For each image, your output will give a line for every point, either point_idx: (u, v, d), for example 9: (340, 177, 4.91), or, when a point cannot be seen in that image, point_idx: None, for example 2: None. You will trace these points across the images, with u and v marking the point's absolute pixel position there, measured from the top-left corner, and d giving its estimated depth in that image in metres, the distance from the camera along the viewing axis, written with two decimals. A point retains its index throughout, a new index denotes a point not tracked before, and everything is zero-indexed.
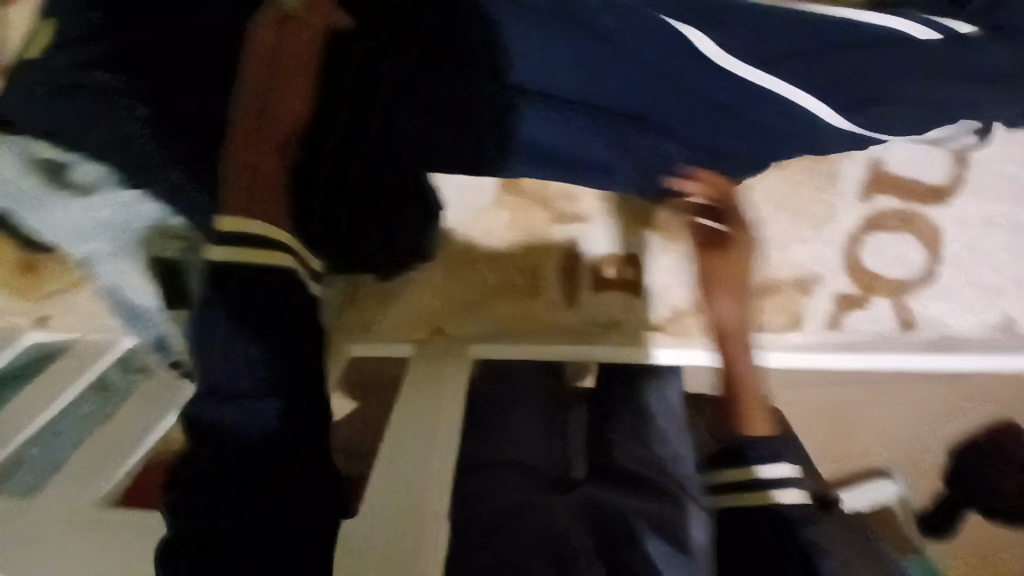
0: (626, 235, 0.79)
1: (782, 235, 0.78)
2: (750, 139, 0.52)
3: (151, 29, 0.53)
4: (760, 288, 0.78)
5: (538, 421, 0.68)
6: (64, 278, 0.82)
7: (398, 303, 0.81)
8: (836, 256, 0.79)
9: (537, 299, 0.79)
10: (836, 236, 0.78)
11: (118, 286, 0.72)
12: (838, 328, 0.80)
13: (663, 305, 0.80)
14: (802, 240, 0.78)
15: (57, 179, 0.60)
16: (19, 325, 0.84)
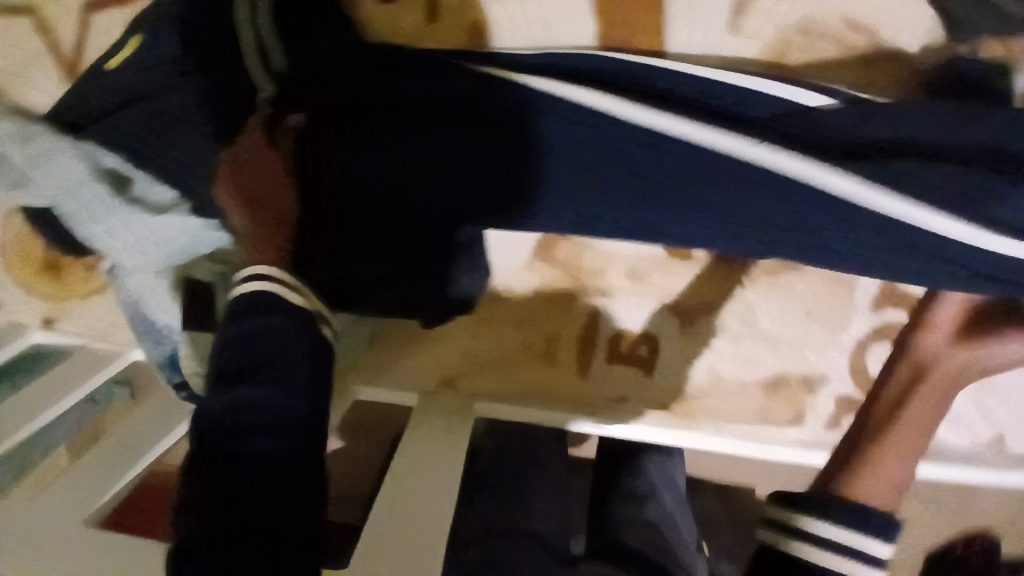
0: (645, 312, 0.76)
1: (795, 337, 0.76)
2: (809, 210, 0.54)
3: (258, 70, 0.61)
4: (765, 383, 0.78)
5: (548, 496, 0.82)
6: (82, 285, 0.82)
7: (413, 352, 0.80)
8: (844, 363, 0.77)
9: (551, 367, 0.79)
10: (845, 343, 0.76)
11: (140, 298, 0.72)
12: (837, 428, 0.79)
13: (673, 386, 0.79)
14: (819, 343, 0.76)
15: (123, 190, 0.62)
16: (31, 324, 0.84)
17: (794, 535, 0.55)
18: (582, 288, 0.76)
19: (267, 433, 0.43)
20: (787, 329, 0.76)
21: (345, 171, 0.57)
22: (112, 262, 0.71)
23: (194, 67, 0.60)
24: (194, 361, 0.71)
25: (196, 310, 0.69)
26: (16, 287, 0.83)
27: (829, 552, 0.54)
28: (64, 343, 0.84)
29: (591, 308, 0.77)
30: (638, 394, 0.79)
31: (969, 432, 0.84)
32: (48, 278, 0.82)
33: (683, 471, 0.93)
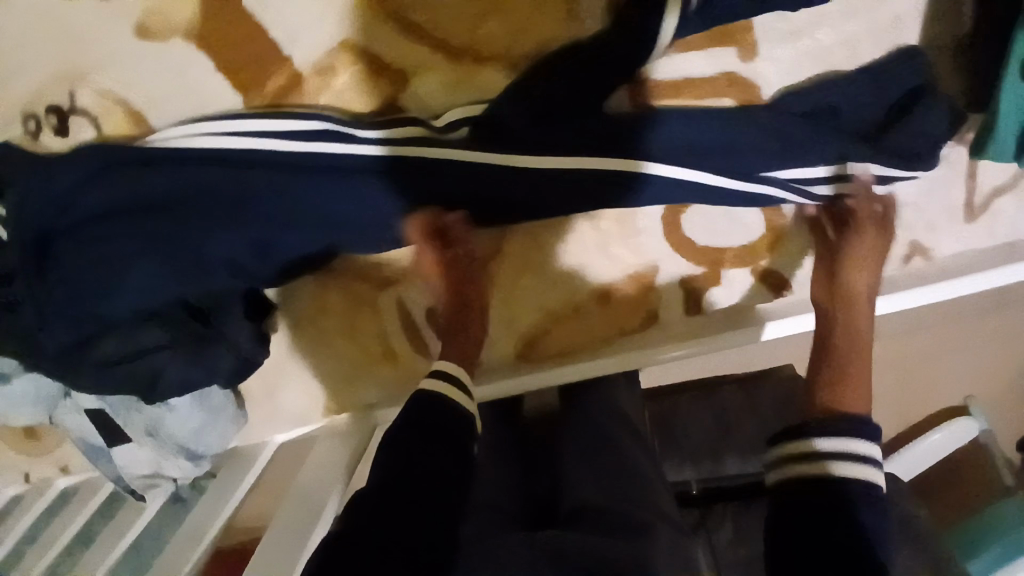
0: None
1: (595, 242, 0.74)
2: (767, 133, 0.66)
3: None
4: (596, 296, 0.77)
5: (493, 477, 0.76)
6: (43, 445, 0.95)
7: (287, 393, 0.86)
8: (660, 245, 0.75)
9: (399, 363, 0.82)
10: (651, 226, 0.74)
11: (81, 432, 0.84)
12: (699, 311, 0.78)
13: (512, 335, 0.80)
14: (619, 238, 0.74)
15: None
16: (49, 476, 0.97)
17: (807, 458, 0.52)
18: (376, 284, 0.78)
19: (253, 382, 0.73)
20: (587, 239, 0.74)
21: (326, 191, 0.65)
22: (47, 416, 0.83)
23: None
24: (129, 465, 0.86)
25: (104, 427, 0.83)
26: (17, 453, 0.96)
27: (842, 465, 0.50)
28: (78, 480, 0.97)
29: (395, 300, 0.78)
30: (485, 354, 0.81)
31: None
32: (23, 444, 0.96)
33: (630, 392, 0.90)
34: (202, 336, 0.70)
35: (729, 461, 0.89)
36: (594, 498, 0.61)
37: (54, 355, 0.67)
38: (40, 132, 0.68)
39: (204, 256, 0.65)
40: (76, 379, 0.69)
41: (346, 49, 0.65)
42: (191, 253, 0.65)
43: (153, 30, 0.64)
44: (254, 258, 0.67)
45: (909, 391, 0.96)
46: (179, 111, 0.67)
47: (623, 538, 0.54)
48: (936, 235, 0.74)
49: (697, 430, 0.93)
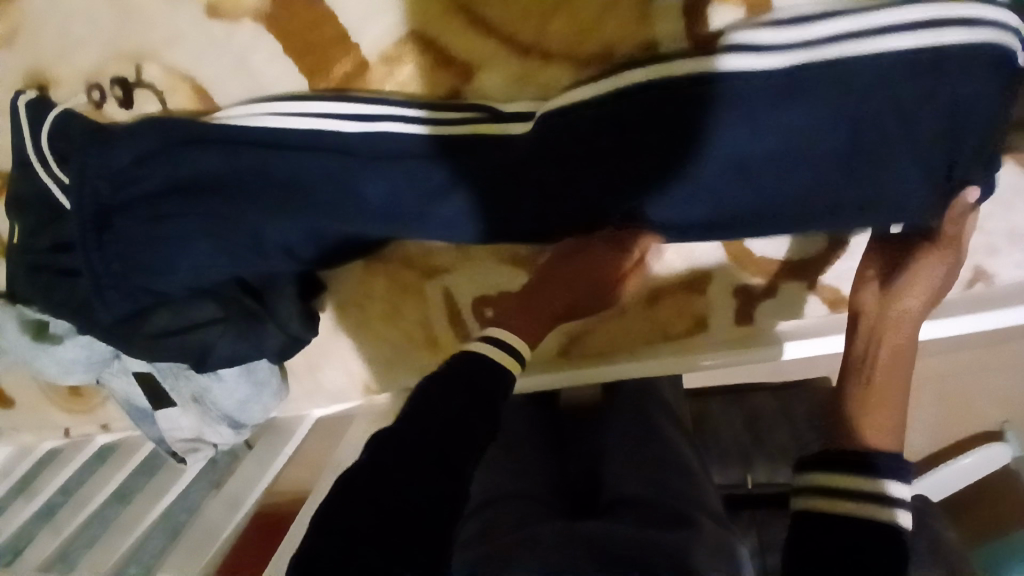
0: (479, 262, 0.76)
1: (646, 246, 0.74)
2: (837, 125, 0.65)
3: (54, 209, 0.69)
4: (642, 300, 0.77)
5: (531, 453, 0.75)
6: (88, 402, 0.99)
7: (328, 370, 0.88)
8: (714, 252, 0.74)
9: (439, 350, 0.83)
10: None
11: (128, 395, 0.87)
12: (748, 321, 0.77)
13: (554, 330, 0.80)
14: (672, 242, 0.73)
15: (43, 335, 0.77)
16: (90, 433, 1.01)
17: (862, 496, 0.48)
18: (421, 274, 0.78)
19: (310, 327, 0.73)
20: None
21: (394, 166, 0.64)
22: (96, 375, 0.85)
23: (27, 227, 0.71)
24: (173, 429, 0.88)
25: (151, 390, 0.85)
26: (62, 408, 0.99)
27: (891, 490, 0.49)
28: (117, 438, 1.00)
29: (441, 290, 0.79)
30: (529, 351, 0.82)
31: None
32: (70, 400, 0.99)
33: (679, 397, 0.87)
34: (253, 312, 0.71)
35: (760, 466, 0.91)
36: (639, 494, 0.62)
37: (110, 324, 0.69)
38: (103, 102, 0.68)
39: (262, 237, 0.66)
40: (130, 346, 0.71)
41: (414, 37, 0.64)
42: (247, 233, 0.65)
43: (221, 9, 0.63)
44: (306, 243, 0.68)
45: (954, 415, 0.95)
46: (242, 88, 0.67)
47: (673, 531, 0.56)
48: (1000, 261, 0.72)
49: (728, 435, 0.95)
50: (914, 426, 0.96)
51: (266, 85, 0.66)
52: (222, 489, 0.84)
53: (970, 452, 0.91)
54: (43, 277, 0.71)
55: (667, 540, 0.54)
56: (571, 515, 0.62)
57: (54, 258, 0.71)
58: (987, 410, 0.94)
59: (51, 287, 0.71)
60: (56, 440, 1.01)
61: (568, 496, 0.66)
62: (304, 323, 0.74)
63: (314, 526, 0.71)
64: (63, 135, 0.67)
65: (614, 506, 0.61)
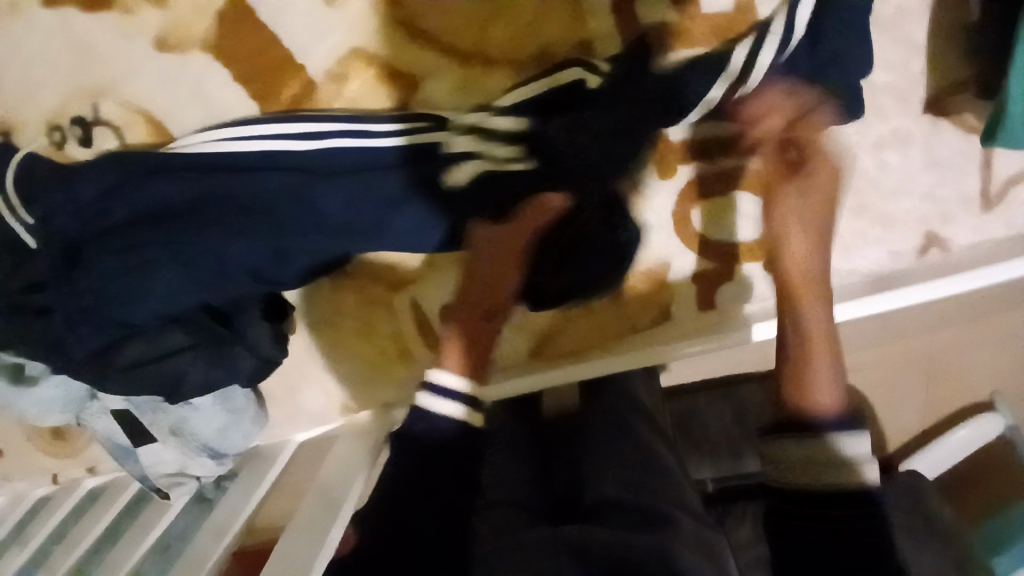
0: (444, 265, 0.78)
1: None
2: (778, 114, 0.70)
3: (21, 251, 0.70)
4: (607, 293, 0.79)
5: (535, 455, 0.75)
6: (73, 446, 0.99)
7: (308, 391, 0.89)
8: (672, 239, 0.77)
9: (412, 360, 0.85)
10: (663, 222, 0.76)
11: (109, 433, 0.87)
12: (711, 305, 0.80)
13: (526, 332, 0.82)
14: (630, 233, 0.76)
15: (21, 378, 0.77)
16: (78, 477, 1.01)
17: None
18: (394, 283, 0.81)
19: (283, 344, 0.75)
20: None
21: (346, 180, 0.65)
22: (76, 416, 0.86)
23: None
24: (156, 464, 0.88)
25: (131, 427, 0.85)
26: (47, 454, 0.99)
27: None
28: (105, 480, 1.00)
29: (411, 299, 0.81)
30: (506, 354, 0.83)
31: (892, 245, 0.75)
32: (55, 446, 0.99)
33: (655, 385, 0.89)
34: (224, 336, 0.72)
35: (750, 459, 0.92)
36: (620, 496, 0.62)
37: (83, 359, 0.68)
38: (65, 142, 0.71)
39: (225, 257, 0.64)
40: (103, 379, 0.71)
41: (359, 56, 0.67)
42: (210, 256, 0.64)
43: (172, 42, 0.66)
44: (269, 263, 0.67)
45: (940, 390, 0.94)
46: (198, 119, 0.69)
47: (652, 533, 0.56)
48: (951, 226, 0.75)
49: (716, 429, 0.95)
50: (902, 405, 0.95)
51: (221, 113, 0.68)
52: (207, 520, 0.83)
53: (965, 425, 0.91)
54: (13, 321, 0.71)
55: (652, 544, 0.54)
56: (554, 521, 0.62)
57: (22, 297, 0.69)
58: (969, 381, 0.94)
59: (18, 328, 0.71)
60: (43, 488, 1.01)
61: (551, 500, 0.66)
62: (275, 342, 0.76)
63: (299, 547, 0.70)
64: (23, 176, 0.69)
65: (597, 511, 0.61)
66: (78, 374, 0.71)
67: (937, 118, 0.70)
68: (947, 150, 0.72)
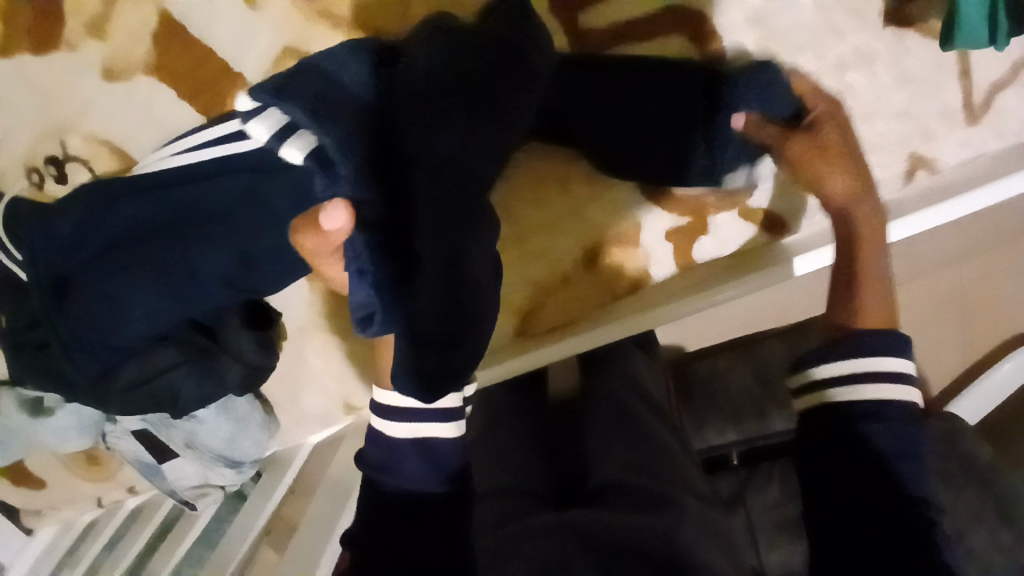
0: None
1: (571, 210, 0.76)
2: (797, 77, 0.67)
3: (14, 290, 0.74)
4: (584, 260, 0.78)
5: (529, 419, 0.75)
6: (109, 470, 1.04)
7: (312, 394, 0.91)
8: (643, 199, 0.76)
9: None
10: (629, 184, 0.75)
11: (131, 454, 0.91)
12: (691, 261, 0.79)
13: (506, 311, 0.82)
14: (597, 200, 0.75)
15: (39, 410, 0.83)
16: (121, 498, 1.07)
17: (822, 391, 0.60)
18: None
19: (261, 351, 0.78)
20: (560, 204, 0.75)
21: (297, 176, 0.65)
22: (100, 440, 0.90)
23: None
24: (180, 478, 0.92)
25: (150, 445, 0.89)
26: (88, 480, 1.05)
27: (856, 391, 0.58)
28: (144, 499, 1.05)
29: None
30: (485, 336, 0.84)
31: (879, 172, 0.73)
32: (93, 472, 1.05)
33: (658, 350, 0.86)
34: (207, 349, 0.75)
35: (774, 417, 0.88)
36: (618, 476, 0.61)
37: (84, 385, 0.72)
38: (44, 182, 0.74)
39: (199, 272, 0.66)
40: (105, 401, 0.75)
41: (292, 56, 0.67)
42: (183, 271, 0.66)
43: (119, 71, 0.69)
44: (241, 270, 0.68)
45: (967, 321, 0.90)
46: (154, 141, 0.71)
47: (649, 514, 0.55)
48: (937, 144, 0.72)
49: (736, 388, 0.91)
50: (929, 343, 0.91)
51: (174, 131, 0.70)
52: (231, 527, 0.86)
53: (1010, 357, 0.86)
54: (20, 358, 0.75)
55: (657, 531, 0.53)
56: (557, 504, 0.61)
57: (26, 332, 0.74)
58: (998, 310, 0.89)
59: (24, 362, 0.75)
60: (92, 511, 1.07)
61: (549, 482, 0.65)
62: (261, 350, 0.78)
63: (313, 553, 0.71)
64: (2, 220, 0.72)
65: (597, 492, 0.60)
66: (83, 400, 0.75)
67: (900, 29, 0.68)
68: (917, 61, 0.69)
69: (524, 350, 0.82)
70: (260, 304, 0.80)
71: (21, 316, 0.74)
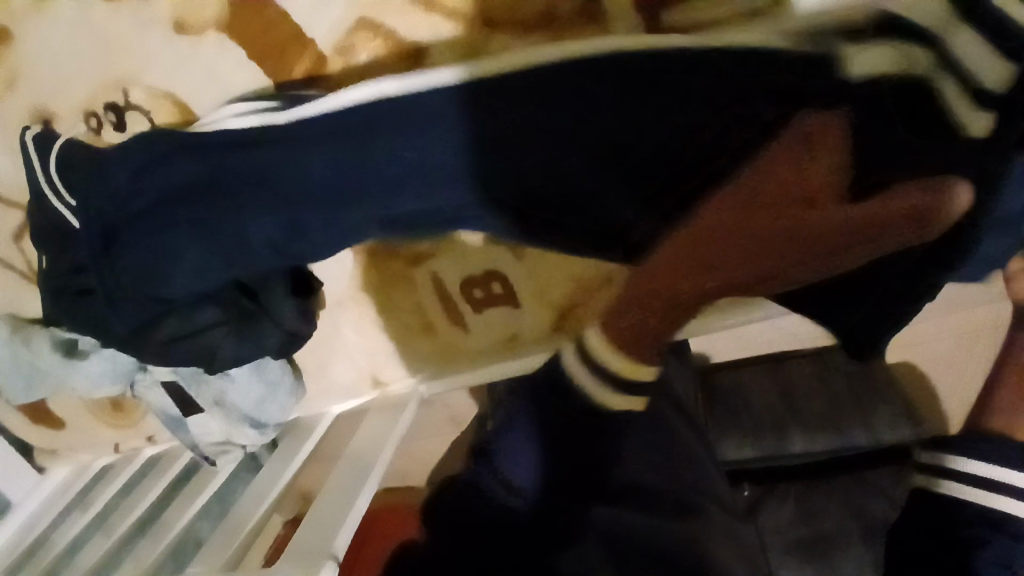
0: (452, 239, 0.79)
1: None
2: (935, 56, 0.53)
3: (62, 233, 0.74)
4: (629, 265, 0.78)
5: None
6: (130, 416, 1.05)
7: (341, 365, 0.91)
8: None
9: (436, 335, 0.87)
10: None
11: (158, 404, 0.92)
12: None
13: (543, 307, 0.82)
14: None
15: (74, 352, 0.83)
16: (138, 446, 1.08)
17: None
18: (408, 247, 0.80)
19: (301, 319, 0.79)
20: None
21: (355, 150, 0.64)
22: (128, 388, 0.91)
23: (45, 252, 0.77)
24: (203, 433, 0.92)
25: (178, 397, 0.90)
26: (109, 425, 1.06)
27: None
28: (161, 450, 1.06)
29: (430, 275, 0.82)
30: (519, 327, 0.84)
31: None
32: (114, 417, 1.06)
33: (689, 359, 0.85)
34: (250, 311, 0.75)
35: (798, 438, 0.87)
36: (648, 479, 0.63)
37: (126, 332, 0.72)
38: (102, 128, 0.74)
39: (247, 237, 0.66)
40: (142, 351, 0.75)
41: (365, 25, 0.66)
42: (238, 232, 0.66)
43: (188, 25, 0.69)
44: (288, 236, 0.67)
45: None
46: (216, 98, 0.71)
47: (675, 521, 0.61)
48: None
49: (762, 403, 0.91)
50: None
51: (235, 91, 0.70)
52: (250, 486, 0.87)
53: None
54: (63, 299, 0.76)
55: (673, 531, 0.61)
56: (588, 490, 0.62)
57: (72, 276, 0.74)
58: None
59: (66, 304, 0.75)
60: (109, 456, 1.09)
61: None
62: (301, 319, 0.78)
63: (335, 524, 0.71)
64: (61, 164, 0.72)
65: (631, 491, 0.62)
66: (122, 347, 0.75)
67: None
68: None
69: (552, 346, 0.83)
70: (303, 273, 0.80)
71: (67, 259, 0.74)
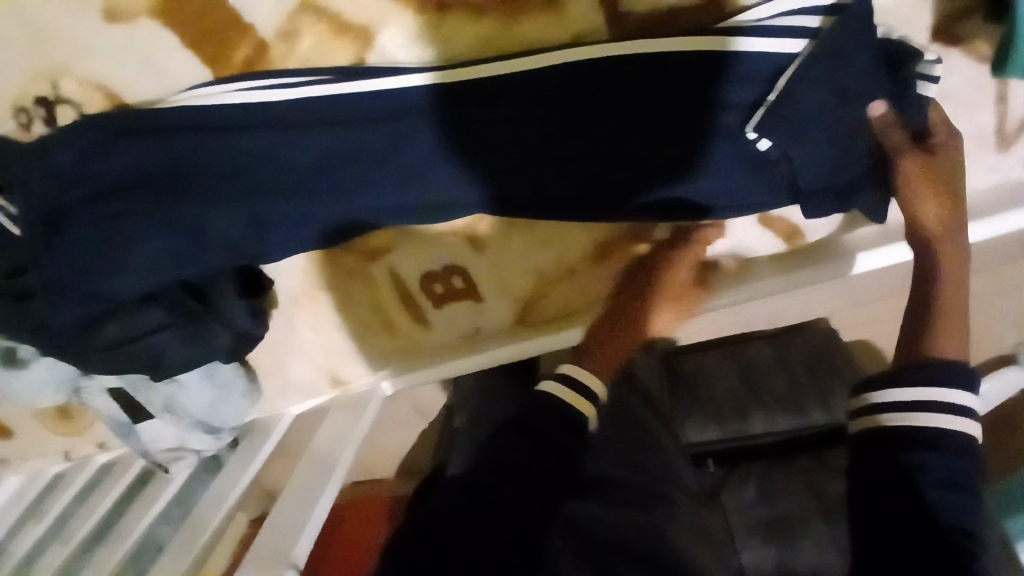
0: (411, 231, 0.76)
1: None
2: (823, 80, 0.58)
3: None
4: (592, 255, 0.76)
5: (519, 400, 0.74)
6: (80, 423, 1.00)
7: (300, 364, 0.89)
8: None
9: (396, 330, 0.85)
10: None
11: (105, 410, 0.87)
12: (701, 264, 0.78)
13: (505, 299, 0.80)
14: None
15: (12, 360, 0.79)
16: (89, 453, 1.04)
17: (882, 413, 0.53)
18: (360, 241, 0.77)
19: (255, 318, 0.76)
20: None
21: (299, 145, 0.62)
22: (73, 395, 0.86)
23: None
24: (156, 438, 0.89)
25: (127, 402, 0.86)
26: (58, 432, 1.02)
27: (923, 414, 0.51)
28: (113, 456, 1.02)
29: (388, 269, 0.80)
30: (484, 320, 0.83)
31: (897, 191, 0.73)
32: (63, 424, 1.01)
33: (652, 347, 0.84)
34: (199, 313, 0.72)
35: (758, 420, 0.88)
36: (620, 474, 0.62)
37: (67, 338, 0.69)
38: (31, 123, 0.70)
39: (206, 231, 0.64)
40: (86, 358, 0.71)
41: (308, 11, 0.63)
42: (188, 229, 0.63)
43: (119, 11, 0.64)
44: (240, 234, 0.65)
45: None
46: (153, 89, 0.67)
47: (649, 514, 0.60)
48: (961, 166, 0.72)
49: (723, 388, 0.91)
50: None
51: (173, 81, 0.66)
52: (207, 491, 0.84)
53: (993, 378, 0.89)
54: None
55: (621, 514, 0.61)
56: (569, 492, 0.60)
57: (5, 280, 0.70)
58: None
59: None
60: (59, 464, 1.04)
61: None
62: (254, 318, 0.76)
63: (297, 527, 0.69)
64: None
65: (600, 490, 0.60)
66: (63, 355, 0.71)
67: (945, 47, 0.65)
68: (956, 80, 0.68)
69: (515, 337, 0.82)
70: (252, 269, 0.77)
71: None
